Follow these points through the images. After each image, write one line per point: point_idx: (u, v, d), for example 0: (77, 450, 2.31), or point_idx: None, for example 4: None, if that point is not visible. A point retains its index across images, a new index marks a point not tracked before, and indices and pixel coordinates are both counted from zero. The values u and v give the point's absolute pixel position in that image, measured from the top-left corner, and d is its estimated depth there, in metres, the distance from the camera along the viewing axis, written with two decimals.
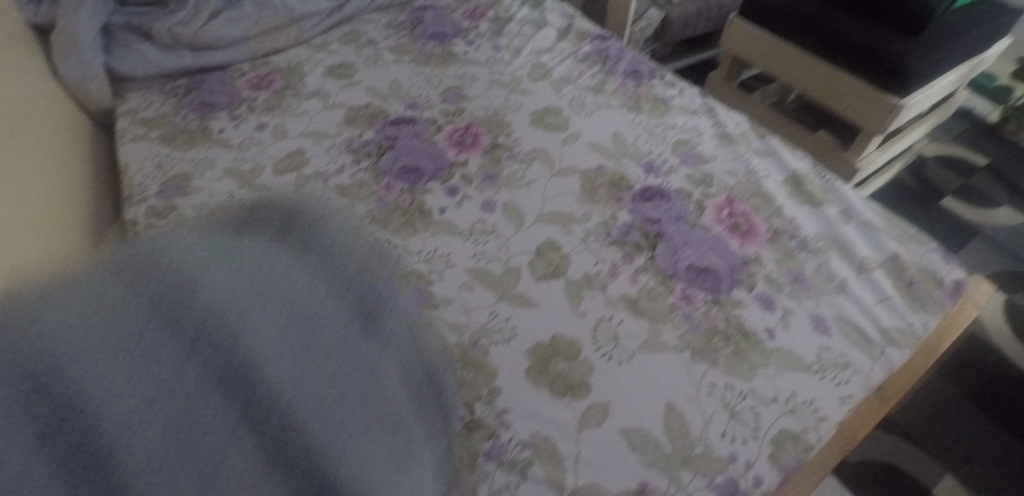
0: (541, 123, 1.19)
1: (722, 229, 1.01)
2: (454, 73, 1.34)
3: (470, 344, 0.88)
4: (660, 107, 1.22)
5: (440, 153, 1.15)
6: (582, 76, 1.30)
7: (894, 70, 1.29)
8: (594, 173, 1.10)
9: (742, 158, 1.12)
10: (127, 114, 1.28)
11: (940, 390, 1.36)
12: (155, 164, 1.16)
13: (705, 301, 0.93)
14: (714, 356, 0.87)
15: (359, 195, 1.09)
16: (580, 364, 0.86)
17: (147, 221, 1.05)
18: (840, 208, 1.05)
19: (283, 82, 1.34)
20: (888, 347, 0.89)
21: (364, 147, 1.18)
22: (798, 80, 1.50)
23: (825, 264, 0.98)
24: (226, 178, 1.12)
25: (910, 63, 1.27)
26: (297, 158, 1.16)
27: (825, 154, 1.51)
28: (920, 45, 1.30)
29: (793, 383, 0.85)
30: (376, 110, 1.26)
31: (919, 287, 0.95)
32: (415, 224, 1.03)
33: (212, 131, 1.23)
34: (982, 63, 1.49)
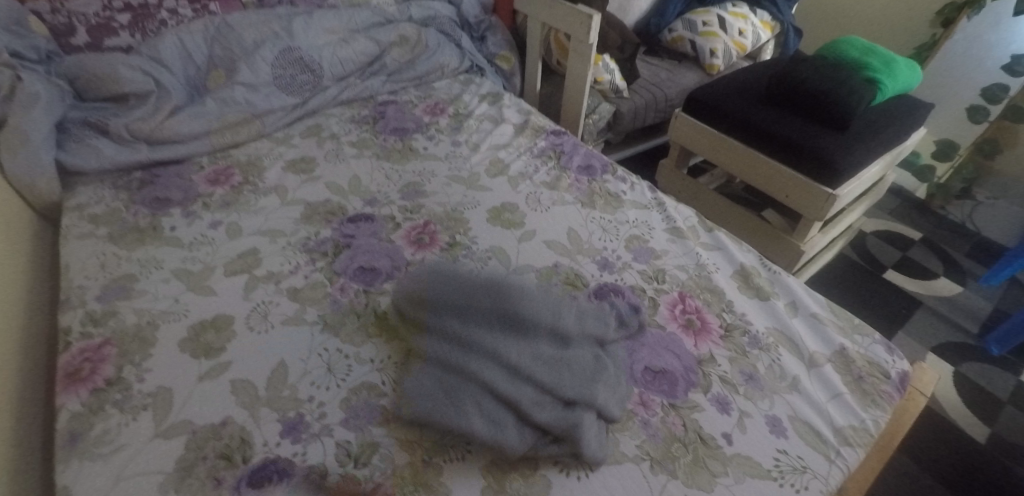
0: (498, 220, 1.18)
1: (675, 327, 1.00)
2: (414, 168, 1.32)
3: (423, 463, 0.84)
4: (613, 202, 1.24)
5: (398, 252, 1.13)
6: (538, 171, 1.31)
7: (824, 163, 1.33)
8: (549, 271, 1.08)
9: (692, 252, 1.13)
10: (75, 210, 1.21)
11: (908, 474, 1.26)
12: (98, 263, 1.10)
13: (663, 405, 0.90)
14: (673, 466, 0.84)
15: (311, 298, 1.05)
16: (537, 482, 0.83)
17: (82, 329, 1.00)
18: (787, 300, 1.06)
19: (242, 177, 1.30)
20: (843, 446, 0.87)
21: (319, 247, 1.14)
22: (738, 170, 1.52)
23: (777, 361, 0.96)
24: (173, 279, 1.07)
25: (837, 157, 1.33)
26: (250, 259, 1.11)
27: (770, 238, 1.54)
28: (845, 140, 1.36)
29: (753, 493, 0.82)
30: (335, 207, 1.22)
31: (867, 381, 0.94)
32: (369, 329, 1.00)
33: (162, 229, 1.17)
34: (905, 150, 1.54)
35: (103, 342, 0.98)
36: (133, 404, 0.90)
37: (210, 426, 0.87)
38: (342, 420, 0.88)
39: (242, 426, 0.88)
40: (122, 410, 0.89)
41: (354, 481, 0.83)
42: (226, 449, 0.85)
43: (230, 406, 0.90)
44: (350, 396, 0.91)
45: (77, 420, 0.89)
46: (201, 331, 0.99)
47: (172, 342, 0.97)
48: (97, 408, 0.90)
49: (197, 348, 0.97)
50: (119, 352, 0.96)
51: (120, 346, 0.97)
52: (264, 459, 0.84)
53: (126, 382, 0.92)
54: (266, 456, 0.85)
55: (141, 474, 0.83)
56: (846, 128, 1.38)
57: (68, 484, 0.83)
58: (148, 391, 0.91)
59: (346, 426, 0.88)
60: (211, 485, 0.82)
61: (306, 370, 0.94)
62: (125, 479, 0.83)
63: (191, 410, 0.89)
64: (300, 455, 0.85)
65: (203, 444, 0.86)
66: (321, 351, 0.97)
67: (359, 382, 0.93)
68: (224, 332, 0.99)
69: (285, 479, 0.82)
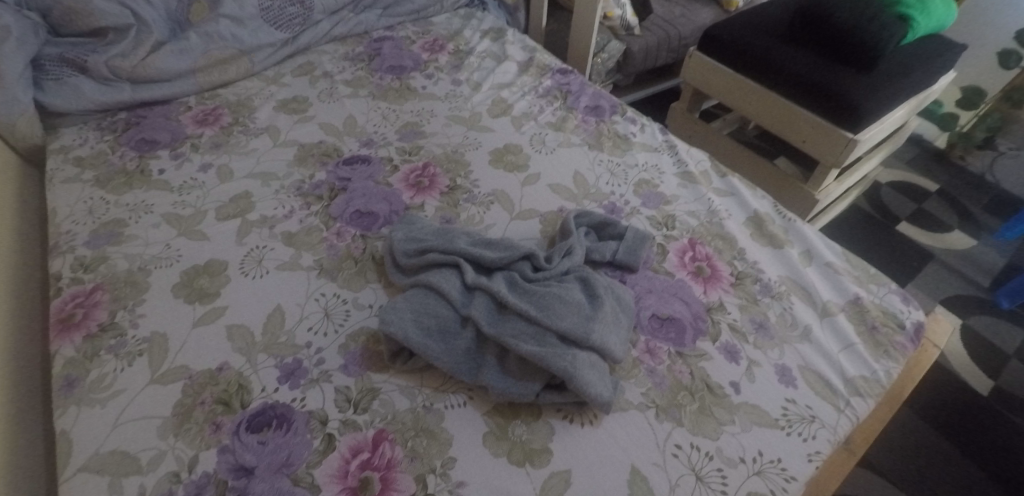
0: (500, 163, 1.14)
1: (685, 274, 0.97)
2: (412, 108, 1.27)
3: (424, 409, 0.82)
4: (622, 144, 1.20)
5: (396, 196, 1.08)
6: (543, 112, 1.26)
7: (847, 106, 1.29)
8: (554, 215, 1.05)
9: (704, 198, 1.10)
10: (59, 151, 1.16)
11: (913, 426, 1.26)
12: (87, 207, 1.06)
13: (669, 353, 0.88)
14: (679, 414, 0.82)
15: (308, 243, 1.01)
16: (540, 427, 0.81)
17: (73, 275, 0.97)
18: (801, 249, 1.03)
19: (232, 117, 1.24)
20: (853, 397, 0.86)
21: (314, 190, 1.09)
22: (755, 114, 1.48)
23: (789, 310, 0.94)
24: (164, 224, 1.03)
25: (862, 99, 1.28)
26: (242, 202, 1.07)
27: (784, 185, 1.52)
28: (870, 82, 1.31)
29: (759, 441, 0.81)
30: (329, 148, 1.18)
31: (881, 332, 0.93)
32: (367, 274, 0.97)
33: (150, 171, 1.12)
34: (930, 96, 1.50)
35: (95, 288, 0.94)
36: (129, 349, 0.87)
37: (207, 371, 0.85)
38: (341, 366, 0.86)
39: (239, 372, 0.85)
40: (117, 355, 0.87)
41: (354, 427, 0.81)
42: (224, 395, 0.83)
43: (225, 351, 0.87)
44: (348, 342, 0.89)
45: (72, 365, 0.86)
46: (194, 276, 0.96)
47: (166, 287, 0.94)
48: (91, 353, 0.87)
49: (191, 294, 0.93)
50: (111, 298, 0.93)
51: (111, 292, 0.94)
52: (262, 404, 0.82)
53: (120, 328, 0.90)
54: (264, 401, 0.82)
55: (140, 419, 0.81)
56: (872, 69, 1.32)
57: (67, 429, 0.81)
58: (142, 336, 0.89)
59: (345, 372, 0.86)
60: (209, 430, 0.80)
61: (303, 315, 0.91)
62: (122, 424, 0.80)
63: (187, 356, 0.87)
64: (299, 401, 0.83)
65: (200, 390, 0.83)
66: (319, 296, 0.94)
67: (358, 328, 0.90)
68: (218, 278, 0.95)
69: (285, 424, 0.80)
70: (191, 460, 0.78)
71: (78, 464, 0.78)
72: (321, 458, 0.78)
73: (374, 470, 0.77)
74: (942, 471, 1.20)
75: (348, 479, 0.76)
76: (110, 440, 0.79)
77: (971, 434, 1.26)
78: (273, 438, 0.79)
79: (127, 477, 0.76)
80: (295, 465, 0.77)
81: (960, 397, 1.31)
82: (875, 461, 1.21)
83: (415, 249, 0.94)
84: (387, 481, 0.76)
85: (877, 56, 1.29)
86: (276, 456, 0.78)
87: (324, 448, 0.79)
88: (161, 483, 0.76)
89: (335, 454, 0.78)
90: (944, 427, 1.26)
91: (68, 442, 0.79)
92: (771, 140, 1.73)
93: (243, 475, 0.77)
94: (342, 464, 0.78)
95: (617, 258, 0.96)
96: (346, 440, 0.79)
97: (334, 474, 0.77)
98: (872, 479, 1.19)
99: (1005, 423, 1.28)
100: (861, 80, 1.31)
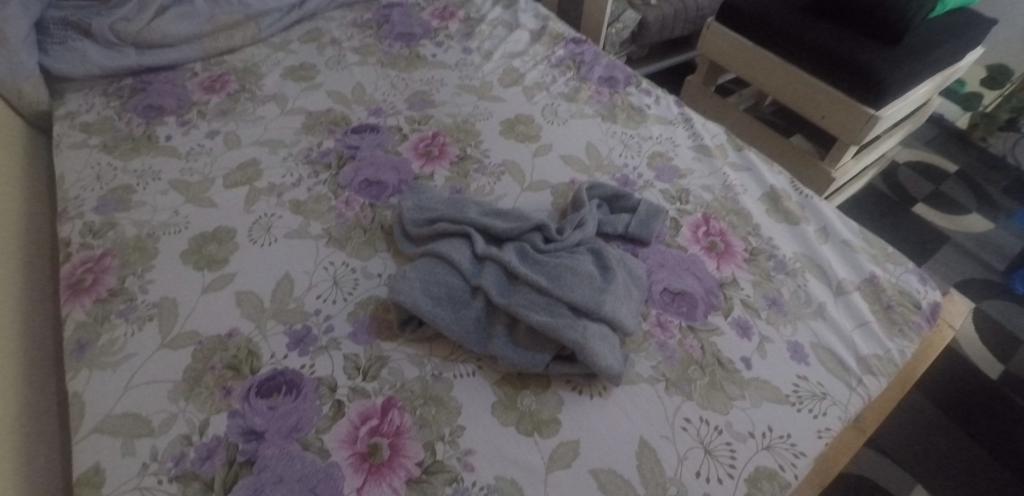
0: (511, 133, 1.13)
1: (698, 249, 0.97)
2: (422, 77, 1.25)
3: (434, 378, 0.83)
4: (636, 116, 1.18)
5: (405, 166, 1.07)
6: (555, 82, 1.24)
7: (871, 80, 1.26)
8: (566, 187, 1.04)
9: (719, 173, 1.08)
10: (65, 117, 1.15)
11: (922, 409, 1.26)
12: (95, 173, 1.05)
13: (680, 327, 0.88)
14: (689, 388, 0.82)
15: (316, 212, 1.00)
16: (550, 397, 0.81)
17: (82, 240, 0.96)
18: (817, 226, 1.03)
19: (238, 84, 1.22)
20: (866, 375, 0.86)
21: (322, 159, 1.09)
22: (774, 88, 1.47)
23: (803, 287, 0.94)
24: (172, 191, 1.02)
25: (887, 74, 1.25)
26: (250, 170, 1.06)
27: (800, 163, 1.50)
28: (897, 56, 1.28)
29: (769, 416, 0.81)
30: (338, 117, 1.16)
31: (896, 311, 0.93)
32: (376, 243, 0.97)
33: (157, 137, 1.11)
34: (953, 75, 1.47)
35: (104, 254, 0.94)
36: (138, 313, 0.88)
37: (217, 337, 0.85)
38: (350, 334, 0.86)
39: (249, 338, 0.85)
40: (127, 320, 0.87)
41: (364, 394, 0.81)
42: (234, 361, 0.83)
43: (235, 317, 0.87)
44: (357, 310, 0.89)
45: (83, 329, 0.87)
46: (203, 243, 0.95)
47: (175, 254, 0.94)
48: (102, 317, 0.88)
49: (200, 260, 0.93)
50: (120, 263, 0.93)
51: (121, 258, 0.94)
52: (272, 370, 0.82)
53: (130, 293, 0.90)
54: (274, 367, 0.83)
55: (151, 382, 0.81)
56: (899, 43, 1.29)
57: (79, 391, 0.81)
58: (152, 301, 0.89)
59: (355, 340, 0.86)
60: (220, 394, 0.80)
61: (312, 283, 0.91)
62: (133, 388, 0.81)
63: (196, 321, 0.87)
64: (308, 367, 0.83)
65: (210, 356, 0.84)
66: (328, 264, 0.94)
67: (367, 297, 0.90)
68: (226, 245, 0.95)
69: (295, 390, 0.81)
70: (202, 424, 0.78)
71: (90, 426, 0.78)
72: (330, 424, 0.78)
73: (383, 437, 0.78)
74: (949, 454, 1.21)
75: (357, 444, 0.77)
76: (121, 403, 0.80)
77: (980, 418, 1.26)
78: (283, 403, 0.79)
79: (139, 439, 0.77)
80: (304, 430, 0.78)
81: (971, 382, 1.31)
82: (881, 442, 1.22)
83: (426, 218, 0.93)
84: (396, 448, 0.77)
85: (904, 30, 1.26)
86: (286, 421, 0.78)
87: (333, 414, 0.79)
88: (172, 445, 0.76)
89: (344, 420, 0.79)
90: (953, 410, 1.27)
91: (81, 405, 0.80)
92: (787, 117, 1.71)
93: (253, 438, 0.77)
94: (351, 430, 0.78)
95: (629, 232, 0.96)
96: (356, 407, 0.80)
97: (344, 440, 0.77)
98: (878, 459, 1.20)
99: (1016, 409, 1.27)
100: (886, 55, 1.28)
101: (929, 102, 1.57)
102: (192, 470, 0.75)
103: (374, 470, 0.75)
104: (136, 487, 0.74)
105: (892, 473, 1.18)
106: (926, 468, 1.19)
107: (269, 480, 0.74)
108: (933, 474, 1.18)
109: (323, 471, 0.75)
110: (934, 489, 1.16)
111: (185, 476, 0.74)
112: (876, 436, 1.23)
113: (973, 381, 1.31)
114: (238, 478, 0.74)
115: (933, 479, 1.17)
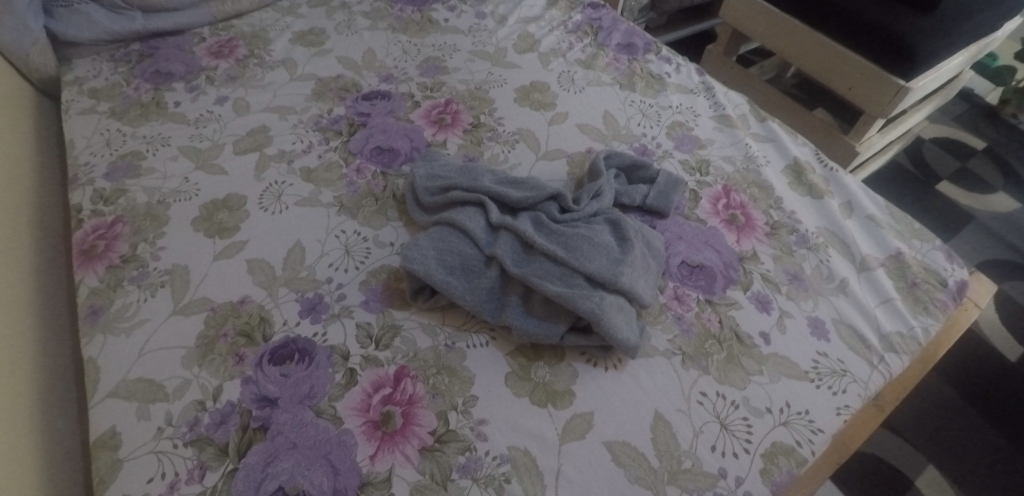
0: (526, 101, 1.10)
1: (717, 222, 0.95)
2: (434, 42, 1.22)
3: (446, 348, 0.82)
4: (655, 84, 1.15)
5: (418, 133, 1.05)
6: (572, 48, 1.22)
7: (904, 50, 1.22)
8: (582, 157, 1.02)
9: (741, 143, 1.06)
10: (74, 83, 1.13)
11: (937, 391, 1.25)
12: (104, 139, 1.04)
13: (698, 300, 0.87)
14: (706, 362, 0.81)
15: (327, 179, 0.99)
16: (564, 369, 0.81)
17: (93, 207, 0.95)
18: (841, 200, 1.01)
19: (247, 49, 1.20)
20: (887, 353, 0.85)
21: (333, 125, 1.07)
22: (799, 57, 1.44)
23: (825, 262, 0.92)
24: (182, 157, 1.01)
25: (922, 43, 1.22)
26: (260, 136, 1.04)
27: (822, 136, 1.46)
28: (933, 25, 1.23)
29: (787, 392, 0.80)
30: (348, 83, 1.14)
31: (920, 288, 0.91)
32: (388, 211, 0.95)
33: (166, 103, 1.09)
34: (990, 44, 1.44)
35: (115, 220, 0.93)
36: (150, 280, 0.87)
37: (230, 304, 0.85)
38: (362, 303, 0.85)
39: (261, 305, 0.85)
40: (139, 286, 0.87)
41: (377, 363, 0.80)
42: (246, 328, 0.83)
43: (246, 285, 0.87)
44: (369, 279, 0.88)
45: (96, 295, 0.86)
46: (214, 210, 0.94)
47: (186, 221, 0.93)
48: (114, 284, 0.87)
49: (210, 228, 0.92)
50: (132, 230, 0.92)
51: (132, 224, 0.93)
52: (285, 338, 0.82)
53: (142, 260, 0.89)
54: (287, 335, 0.82)
55: (165, 348, 0.81)
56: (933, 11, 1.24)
57: (93, 357, 0.81)
58: (164, 268, 0.88)
59: (367, 308, 0.85)
60: (232, 361, 0.80)
61: (324, 252, 0.90)
62: (147, 354, 0.81)
63: (208, 288, 0.86)
64: (321, 335, 0.82)
65: (223, 322, 0.83)
66: (339, 233, 0.92)
67: (380, 266, 0.89)
68: (237, 213, 0.94)
69: (308, 358, 0.80)
70: (215, 390, 0.78)
71: (105, 391, 0.78)
72: (343, 392, 0.78)
73: (396, 405, 0.77)
74: (962, 435, 1.20)
75: (370, 413, 0.77)
76: (135, 369, 0.80)
77: (996, 400, 1.25)
78: (295, 371, 0.79)
79: (154, 404, 0.77)
80: (317, 397, 0.78)
81: (989, 365, 1.30)
82: (895, 422, 1.21)
83: (439, 187, 0.92)
84: (409, 416, 0.76)
85: None
86: (298, 388, 0.78)
87: (346, 382, 0.79)
88: (187, 410, 0.76)
89: (357, 389, 0.78)
90: (968, 392, 1.26)
91: (95, 370, 0.80)
92: (809, 89, 1.67)
93: (267, 405, 0.77)
94: (364, 399, 0.78)
95: (647, 203, 0.94)
96: (368, 376, 0.79)
97: (356, 407, 0.77)
98: (891, 439, 1.19)
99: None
100: (921, 23, 1.23)
101: (960, 76, 1.53)
102: (206, 435, 0.75)
103: (388, 438, 0.75)
104: (151, 451, 0.74)
105: (904, 453, 1.18)
106: (940, 450, 1.18)
107: (282, 446, 0.74)
108: (946, 455, 1.17)
109: (336, 438, 0.75)
110: (947, 470, 1.16)
111: (199, 441, 0.74)
112: (890, 417, 1.22)
113: (990, 363, 1.30)
114: (252, 445, 0.74)
115: (945, 459, 1.17)
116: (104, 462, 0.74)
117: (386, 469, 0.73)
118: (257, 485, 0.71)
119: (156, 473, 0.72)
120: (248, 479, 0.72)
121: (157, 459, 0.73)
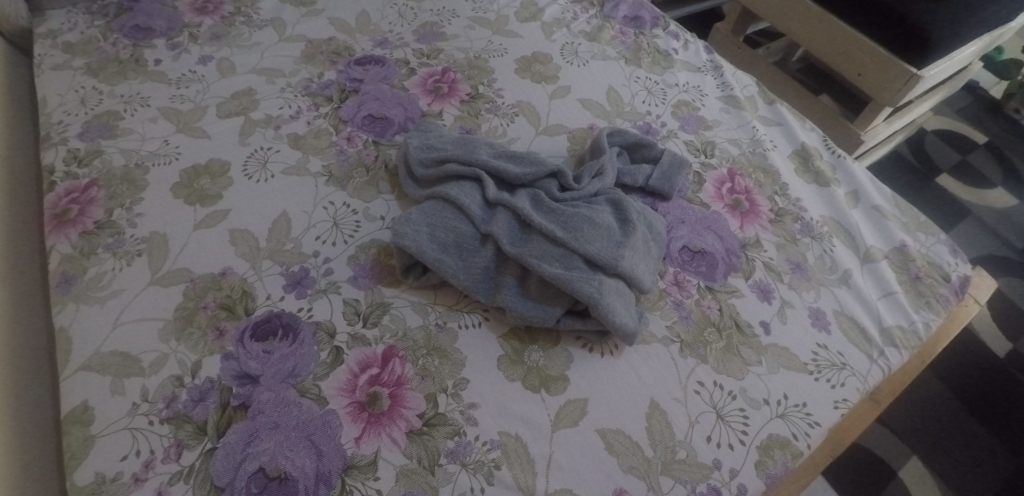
0: (527, 73, 1.06)
1: (720, 206, 0.92)
2: (432, 7, 1.16)
3: (438, 327, 0.79)
4: (662, 61, 1.12)
5: (412, 102, 1.01)
6: (576, 19, 1.17)
7: (917, 35, 1.19)
8: (584, 133, 0.99)
9: (748, 126, 1.03)
10: (46, 36, 1.06)
11: (926, 385, 1.25)
12: (79, 97, 0.98)
13: (698, 287, 0.84)
14: (704, 351, 0.79)
15: (316, 147, 0.94)
16: (558, 353, 0.78)
17: (67, 168, 0.90)
18: (847, 189, 0.98)
19: (233, 6, 1.13)
20: (888, 347, 0.84)
21: (323, 91, 1.01)
22: (809, 38, 1.40)
23: (828, 252, 0.90)
24: (161, 119, 0.96)
25: (936, 28, 1.19)
26: (245, 100, 0.99)
27: (827, 122, 1.44)
28: (947, 13, 1.20)
29: (785, 384, 0.78)
30: (340, 46, 1.08)
31: (924, 283, 0.90)
32: (380, 184, 0.91)
33: (145, 62, 1.03)
34: (1003, 34, 1.41)
35: (90, 184, 0.88)
36: (127, 248, 0.83)
37: (210, 276, 0.81)
38: (350, 278, 0.82)
39: (243, 277, 0.81)
40: (115, 254, 0.82)
41: (363, 342, 0.77)
42: (227, 301, 0.79)
43: (227, 256, 0.83)
44: (358, 254, 0.84)
45: (68, 262, 0.82)
46: (195, 176, 0.89)
47: (165, 187, 0.88)
48: (88, 251, 0.83)
49: (191, 194, 0.88)
50: (107, 195, 0.87)
51: (107, 189, 0.88)
52: (268, 312, 0.78)
53: (117, 227, 0.84)
54: (270, 309, 0.79)
55: (142, 320, 0.77)
56: None
57: (66, 327, 0.77)
58: (141, 236, 0.84)
59: (355, 284, 0.81)
60: (212, 335, 0.77)
61: (310, 223, 0.86)
62: (122, 325, 0.77)
63: (189, 259, 0.82)
64: (305, 310, 0.79)
65: (203, 295, 0.79)
66: (327, 204, 0.88)
67: (369, 240, 0.85)
68: (219, 180, 0.89)
69: (291, 334, 0.77)
70: (194, 365, 0.74)
71: (77, 363, 0.74)
72: (328, 370, 0.75)
73: (383, 386, 0.74)
74: (948, 428, 1.20)
75: (356, 393, 0.74)
76: (110, 340, 0.76)
77: (983, 395, 1.25)
78: (278, 348, 0.76)
79: (129, 378, 0.73)
80: (301, 375, 0.74)
81: (979, 360, 1.30)
82: (886, 417, 1.21)
83: (433, 158, 0.88)
84: (397, 398, 0.74)
85: None
86: (281, 365, 0.75)
87: (331, 361, 0.75)
88: (163, 386, 0.73)
89: (343, 368, 0.75)
90: (957, 386, 1.26)
91: (68, 340, 0.76)
92: (815, 74, 1.63)
93: (248, 383, 0.74)
94: (350, 378, 0.75)
95: (650, 184, 0.91)
96: (355, 355, 0.76)
97: (342, 387, 0.74)
98: (881, 433, 1.19)
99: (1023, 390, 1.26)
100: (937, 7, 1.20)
101: (970, 66, 1.50)
102: (184, 412, 0.71)
103: (374, 420, 0.72)
104: (126, 427, 0.70)
105: (893, 447, 1.18)
106: (927, 444, 1.18)
107: (264, 425, 0.71)
108: (933, 450, 1.17)
109: (319, 419, 0.72)
110: (931, 463, 1.16)
111: (177, 418, 0.71)
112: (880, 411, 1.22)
113: (981, 359, 1.30)
114: (232, 424, 0.71)
115: (930, 452, 1.17)
116: (76, 438, 0.70)
117: (372, 453, 0.70)
118: (236, 465, 0.68)
119: (131, 451, 0.69)
120: (228, 459, 0.69)
121: (132, 435, 0.70)
